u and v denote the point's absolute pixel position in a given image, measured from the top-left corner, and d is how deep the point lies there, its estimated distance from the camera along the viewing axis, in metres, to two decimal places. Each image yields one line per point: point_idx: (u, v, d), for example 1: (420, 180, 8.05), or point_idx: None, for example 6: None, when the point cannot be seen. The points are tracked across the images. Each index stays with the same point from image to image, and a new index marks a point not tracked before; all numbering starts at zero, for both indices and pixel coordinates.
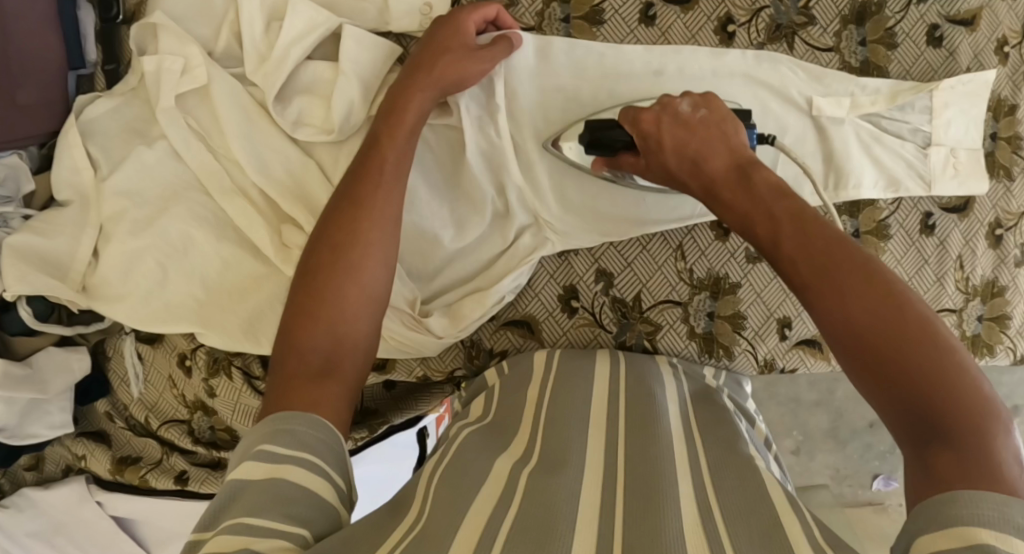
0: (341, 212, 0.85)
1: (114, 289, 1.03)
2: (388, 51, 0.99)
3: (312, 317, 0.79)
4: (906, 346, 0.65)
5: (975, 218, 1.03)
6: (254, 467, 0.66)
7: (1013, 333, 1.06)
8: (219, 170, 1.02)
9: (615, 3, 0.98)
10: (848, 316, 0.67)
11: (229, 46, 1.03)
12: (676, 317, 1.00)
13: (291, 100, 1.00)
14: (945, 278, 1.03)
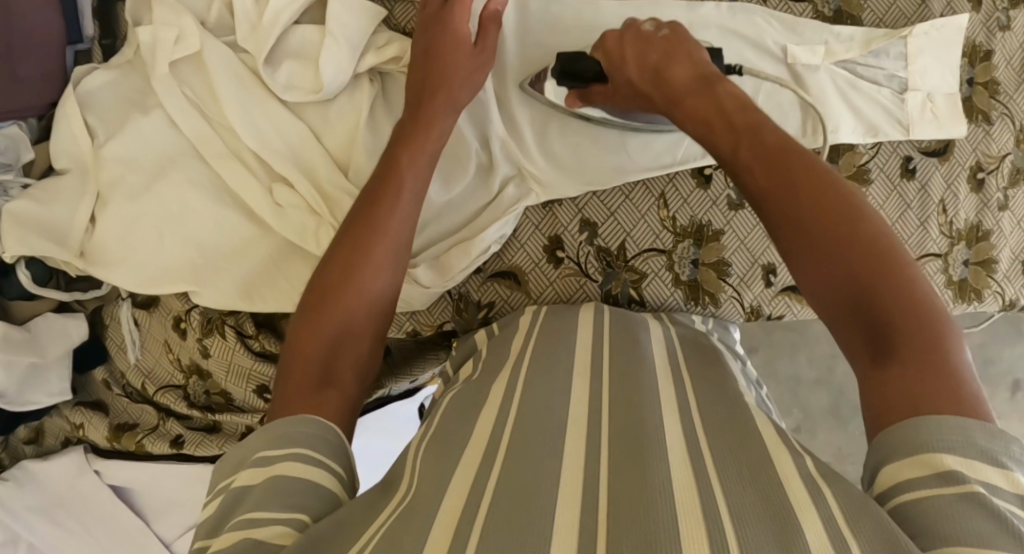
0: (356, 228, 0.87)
1: (112, 254, 1.05)
2: (375, 13, 1.01)
3: (316, 326, 0.81)
4: (867, 271, 0.67)
5: (955, 161, 1.04)
6: (250, 472, 0.68)
7: (1000, 278, 1.07)
8: (212, 135, 1.04)
9: None
10: (815, 246, 0.70)
11: (221, 16, 1.06)
12: (661, 265, 1.01)
13: (279, 64, 1.02)
14: (928, 222, 1.04)
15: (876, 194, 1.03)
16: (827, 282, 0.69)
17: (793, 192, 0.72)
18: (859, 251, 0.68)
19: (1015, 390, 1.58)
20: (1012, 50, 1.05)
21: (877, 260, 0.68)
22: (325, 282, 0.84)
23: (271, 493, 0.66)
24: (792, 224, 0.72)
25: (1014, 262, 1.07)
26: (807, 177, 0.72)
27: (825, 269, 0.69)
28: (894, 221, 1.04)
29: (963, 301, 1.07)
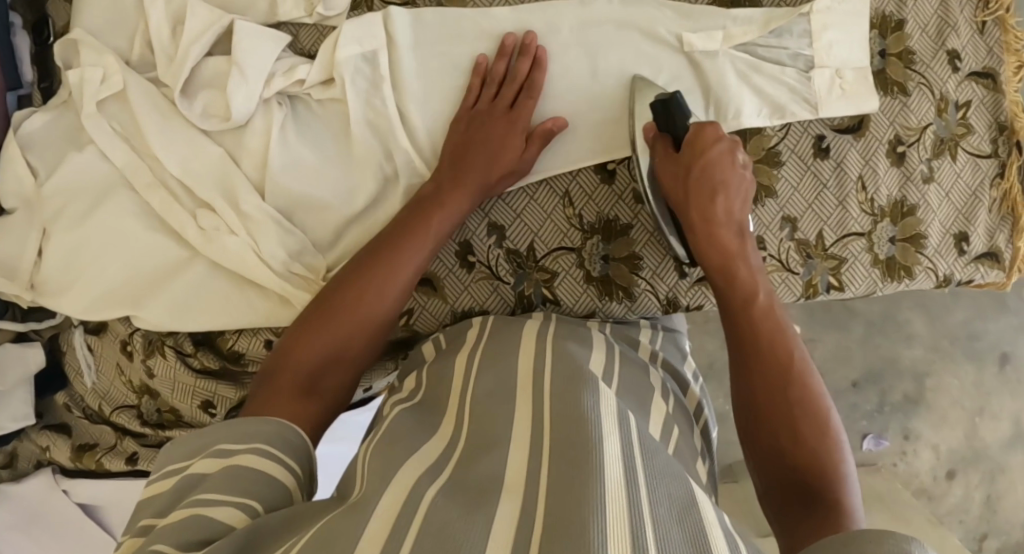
0: (374, 261, 0.93)
1: (59, 284, 1.10)
2: (276, 38, 1.03)
3: (311, 341, 0.88)
4: (811, 445, 0.81)
5: (871, 137, 1.02)
6: (211, 461, 0.74)
7: (931, 253, 1.04)
8: (143, 166, 1.08)
9: None
10: (773, 411, 0.84)
11: (144, 54, 1.10)
12: (571, 263, 1.01)
13: (195, 96, 1.06)
14: (847, 201, 1.02)
15: (789, 175, 1.01)
16: (769, 428, 0.83)
17: (772, 357, 0.86)
18: (812, 428, 0.82)
19: (1004, 364, 1.56)
20: (926, 17, 1.03)
21: (813, 432, 0.82)
22: (328, 301, 0.91)
23: (228, 478, 0.72)
24: (765, 385, 0.85)
25: (945, 236, 1.04)
26: (784, 357, 0.86)
27: (778, 435, 0.83)
28: (811, 203, 1.01)
29: (893, 279, 1.04)
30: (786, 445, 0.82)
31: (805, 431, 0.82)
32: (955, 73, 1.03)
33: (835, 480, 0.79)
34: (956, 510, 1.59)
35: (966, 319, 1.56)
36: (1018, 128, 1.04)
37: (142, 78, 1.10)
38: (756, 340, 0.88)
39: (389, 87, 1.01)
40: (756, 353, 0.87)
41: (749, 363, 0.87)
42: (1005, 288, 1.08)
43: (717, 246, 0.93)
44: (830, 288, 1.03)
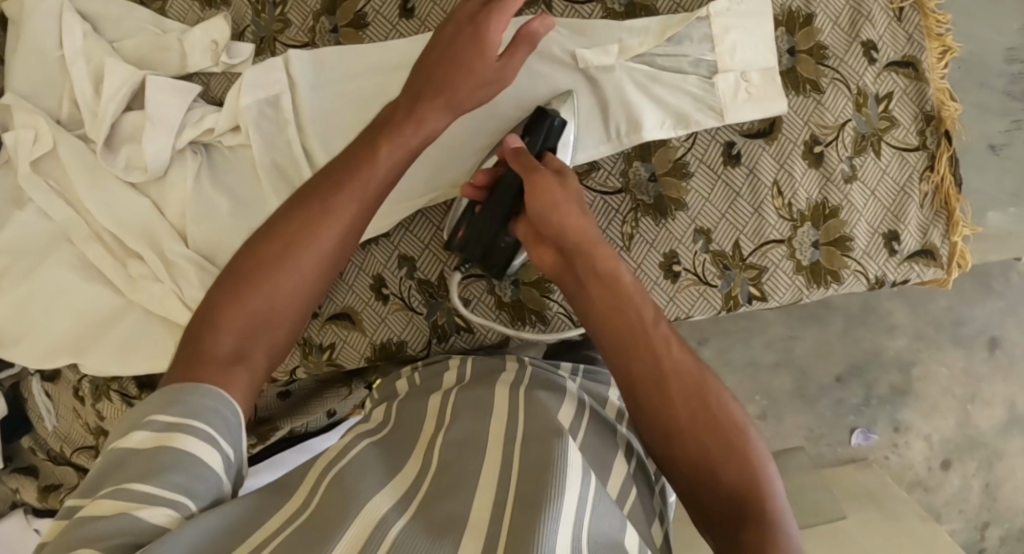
0: (292, 217, 0.80)
1: (6, 342, 1.10)
2: (188, 90, 1.04)
3: (213, 324, 0.76)
4: (719, 473, 0.75)
5: (785, 140, 0.98)
6: (143, 436, 0.68)
7: (859, 255, 1.00)
8: (79, 220, 1.07)
9: (374, 4, 1.01)
10: (682, 440, 0.77)
11: (74, 113, 1.09)
12: (483, 290, 1.00)
13: (119, 149, 1.06)
14: (763, 208, 0.98)
15: (700, 186, 0.98)
16: (681, 465, 0.77)
17: (667, 378, 0.79)
18: (727, 446, 0.76)
19: (993, 349, 1.49)
20: (837, 9, 0.98)
21: (720, 448, 0.76)
22: (234, 274, 0.78)
23: (155, 464, 0.66)
24: (663, 404, 0.78)
25: (873, 235, 1.00)
26: (665, 380, 0.79)
27: (692, 461, 0.76)
28: (724, 212, 0.98)
29: (821, 286, 1.00)
30: (703, 472, 0.76)
31: (724, 456, 0.76)
32: (872, 65, 0.99)
33: (764, 501, 0.74)
34: (955, 500, 1.52)
35: (949, 304, 1.50)
36: (945, 117, 0.99)
37: (75, 136, 1.08)
38: (653, 363, 0.79)
39: (294, 128, 1.02)
40: (647, 374, 0.79)
41: (636, 384, 0.79)
42: (947, 285, 1.03)
43: (602, 262, 0.83)
44: (752, 299, 0.99)
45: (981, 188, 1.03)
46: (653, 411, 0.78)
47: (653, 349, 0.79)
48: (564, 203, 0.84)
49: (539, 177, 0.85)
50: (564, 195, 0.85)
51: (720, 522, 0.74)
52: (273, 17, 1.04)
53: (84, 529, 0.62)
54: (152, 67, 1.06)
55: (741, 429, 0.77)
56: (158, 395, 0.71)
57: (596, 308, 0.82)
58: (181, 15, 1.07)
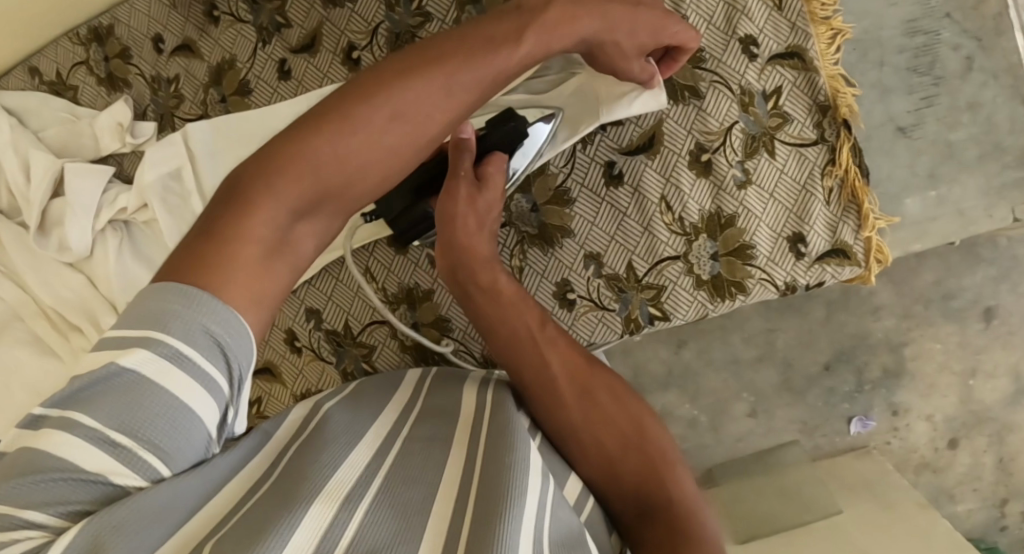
0: (357, 131, 0.72)
1: None
2: (103, 172, 1.07)
3: (265, 185, 0.69)
4: (627, 460, 0.81)
5: (667, 152, 0.95)
6: (154, 364, 0.61)
7: (764, 263, 0.95)
8: (27, 301, 1.11)
9: (254, 70, 1.02)
10: (580, 436, 0.82)
11: (14, 202, 1.12)
12: (386, 335, 1.01)
13: (51, 234, 1.07)
14: (652, 224, 0.95)
15: (583, 211, 0.96)
16: (594, 459, 0.81)
17: (557, 379, 0.85)
18: (620, 435, 0.82)
19: (989, 319, 1.43)
20: (710, 8, 0.95)
21: (630, 434, 0.83)
22: (248, 180, 0.70)
23: (122, 415, 0.60)
24: (557, 404, 0.84)
25: (777, 240, 0.95)
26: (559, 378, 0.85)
27: (589, 456, 0.81)
28: (613, 233, 0.96)
29: (726, 298, 0.96)
30: (599, 466, 0.81)
31: (616, 448, 0.82)
32: (753, 61, 0.94)
33: (663, 485, 0.80)
34: (967, 480, 1.48)
35: (930, 274, 1.44)
36: (841, 105, 0.94)
37: (16, 224, 1.12)
38: (541, 370, 0.86)
39: (198, 200, 1.02)
40: (538, 378, 0.85)
41: (531, 389, 0.85)
42: (870, 282, 0.97)
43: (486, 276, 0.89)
44: (653, 319, 0.96)
45: (892, 173, 0.97)
46: (547, 419, 0.84)
47: (542, 352, 0.86)
48: (467, 216, 0.87)
49: (452, 186, 0.86)
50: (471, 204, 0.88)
51: (626, 512, 0.79)
52: (169, 94, 1.06)
53: (35, 472, 0.58)
54: (72, 154, 1.09)
55: (634, 417, 0.84)
56: (170, 293, 0.63)
57: (488, 325, 0.89)
58: (93, 101, 1.11)
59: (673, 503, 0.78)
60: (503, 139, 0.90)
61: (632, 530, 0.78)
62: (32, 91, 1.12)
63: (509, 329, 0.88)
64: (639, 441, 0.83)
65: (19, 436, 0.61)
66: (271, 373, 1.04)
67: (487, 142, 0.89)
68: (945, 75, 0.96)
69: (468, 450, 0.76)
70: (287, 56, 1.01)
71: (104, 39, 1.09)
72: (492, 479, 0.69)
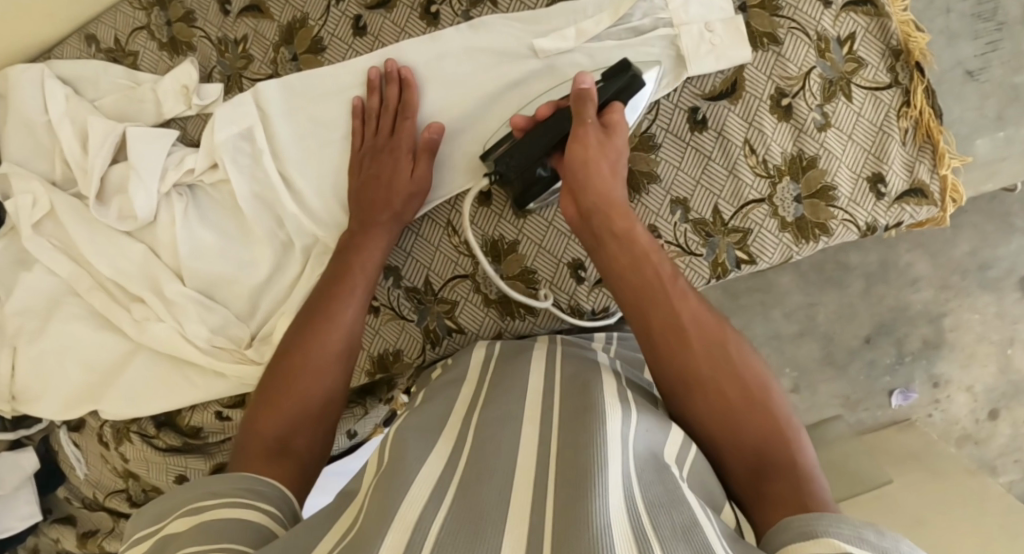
0: (304, 336, 0.90)
1: (29, 392, 1.09)
2: (166, 134, 1.04)
3: (276, 403, 0.85)
4: (751, 420, 0.77)
5: (749, 97, 0.97)
6: (189, 516, 0.69)
7: (845, 204, 0.97)
8: (82, 273, 1.07)
9: (328, 27, 1.02)
10: (705, 386, 0.79)
11: (67, 173, 1.09)
12: (470, 289, 0.99)
13: (110, 203, 1.05)
14: (737, 167, 0.96)
15: (669, 156, 0.97)
16: (720, 414, 0.78)
17: (688, 329, 0.82)
18: (747, 397, 0.78)
19: None
20: None
21: (754, 397, 0.78)
22: (261, 408, 0.85)
23: (197, 532, 0.67)
24: (682, 354, 0.81)
25: (857, 181, 0.97)
26: (687, 326, 0.82)
27: (711, 410, 0.78)
28: (698, 178, 0.97)
29: (810, 240, 0.97)
30: (718, 418, 0.78)
31: (740, 402, 0.78)
32: (829, 8, 0.97)
33: (785, 444, 0.75)
34: (1009, 451, 1.52)
35: (966, 246, 1.47)
36: (913, 49, 0.96)
37: (71, 196, 1.09)
38: (670, 316, 0.83)
39: (270, 158, 1.01)
40: (667, 326, 0.83)
41: (654, 338, 0.83)
42: (944, 224, 1.00)
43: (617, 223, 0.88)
44: (740, 264, 0.97)
45: (963, 115, 0.99)
46: (676, 366, 0.81)
47: (672, 301, 0.84)
48: (597, 160, 0.90)
49: (583, 130, 0.89)
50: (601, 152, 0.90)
51: (741, 472, 0.76)
52: (236, 55, 1.04)
53: None
54: (132, 119, 1.07)
55: (762, 376, 0.80)
56: (188, 495, 0.71)
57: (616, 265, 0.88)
58: (153, 66, 1.08)
59: (793, 464, 0.74)
60: (618, 91, 0.92)
61: (747, 486, 0.75)
62: (89, 59, 1.09)
63: (639, 272, 0.86)
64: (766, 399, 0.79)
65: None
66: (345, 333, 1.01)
67: (608, 93, 0.92)
68: (1008, 21, 0.99)
69: (544, 425, 0.75)
70: (363, 12, 1.01)
71: (167, 4, 1.07)
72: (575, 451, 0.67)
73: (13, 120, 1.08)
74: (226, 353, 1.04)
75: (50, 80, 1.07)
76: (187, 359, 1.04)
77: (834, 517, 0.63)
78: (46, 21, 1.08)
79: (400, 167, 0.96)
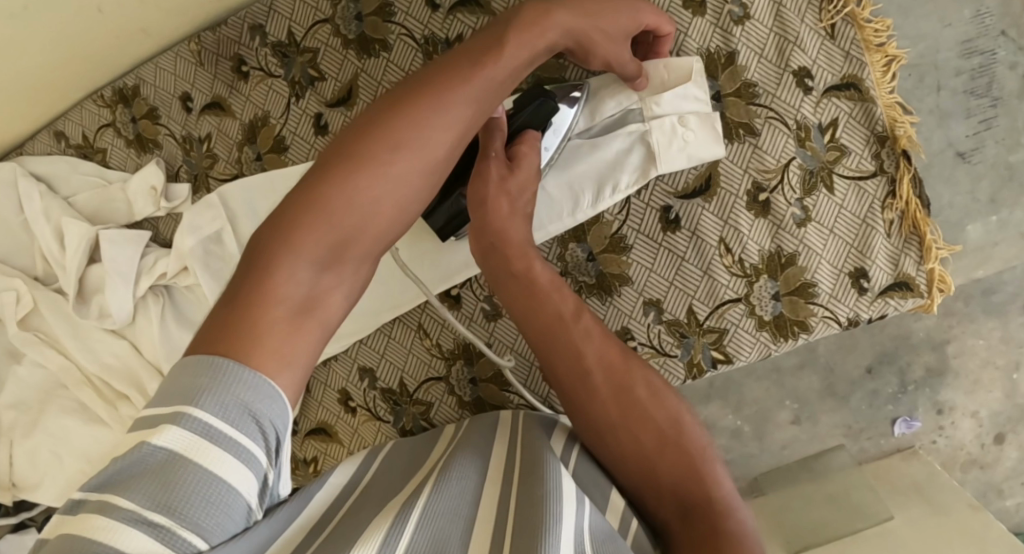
0: (360, 145, 0.72)
1: (27, 477, 1.11)
2: (138, 236, 1.04)
3: (312, 207, 0.69)
4: (660, 462, 0.76)
5: (724, 194, 0.93)
6: (173, 436, 0.57)
7: (826, 299, 0.94)
8: (70, 367, 1.09)
9: (290, 125, 1.00)
10: (615, 430, 0.78)
11: (48, 268, 1.10)
12: (443, 391, 0.99)
13: (91, 302, 1.06)
14: (712, 267, 0.93)
15: (641, 258, 0.94)
16: (631, 459, 0.77)
17: (593, 371, 0.80)
18: (657, 431, 0.77)
19: None
20: (761, 40, 0.92)
21: (666, 432, 0.77)
22: (277, 232, 0.68)
23: (168, 484, 0.56)
24: (590, 399, 0.79)
25: (839, 276, 0.93)
26: (587, 371, 0.80)
27: (625, 453, 0.77)
28: (672, 279, 0.94)
29: (788, 337, 0.94)
30: (633, 460, 0.76)
31: (652, 444, 0.76)
32: (809, 94, 0.92)
33: (701, 481, 0.75)
34: (1016, 474, 1.30)
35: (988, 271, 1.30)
36: (900, 135, 0.91)
37: (53, 289, 1.09)
38: (574, 360, 0.81)
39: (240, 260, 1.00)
40: (575, 375, 0.80)
41: (566, 386, 0.81)
42: (933, 312, 0.95)
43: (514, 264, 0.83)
44: (717, 363, 0.95)
45: (953, 201, 0.95)
46: (585, 414, 0.79)
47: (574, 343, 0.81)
48: (497, 199, 0.83)
49: (483, 165, 0.82)
50: (502, 188, 0.83)
51: (662, 509, 0.75)
52: (202, 153, 1.03)
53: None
54: (106, 220, 1.07)
55: (673, 412, 0.78)
56: (199, 367, 0.60)
57: (520, 311, 0.84)
58: (123, 163, 1.08)
59: (708, 502, 0.73)
60: (530, 117, 0.86)
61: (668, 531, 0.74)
62: (60, 155, 1.09)
63: (543, 315, 0.82)
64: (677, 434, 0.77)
65: (59, 519, 0.57)
66: (326, 430, 1.02)
67: (518, 120, 0.86)
68: (1003, 96, 0.93)
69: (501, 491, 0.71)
70: (323, 110, 0.98)
71: (130, 100, 1.06)
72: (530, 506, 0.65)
73: None
74: None
75: (24, 179, 1.07)
76: None
77: None
78: (16, 124, 1.07)
79: (580, 11, 0.79)
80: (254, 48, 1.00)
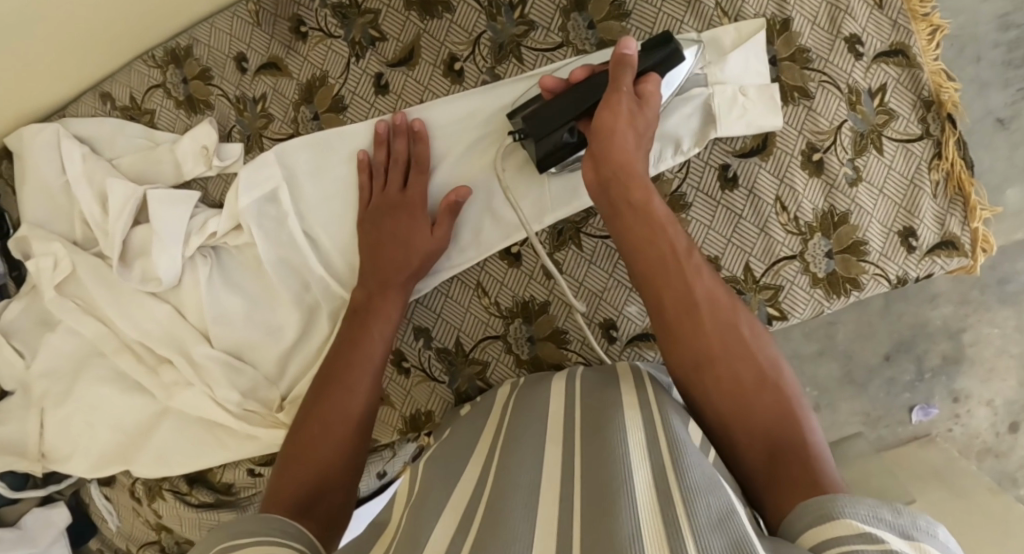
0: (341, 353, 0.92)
1: (59, 449, 1.07)
2: (189, 198, 1.02)
3: (312, 412, 0.88)
4: (759, 395, 0.76)
5: (780, 153, 0.96)
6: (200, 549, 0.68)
7: (876, 258, 0.97)
8: (106, 333, 1.05)
9: (349, 85, 1.01)
10: (715, 362, 0.78)
11: (87, 232, 1.07)
12: (500, 350, 0.99)
13: (132, 264, 1.03)
14: (768, 226, 0.96)
15: (700, 216, 0.96)
16: (729, 394, 0.76)
17: (700, 308, 0.80)
18: (757, 372, 0.77)
19: None
20: (814, 8, 0.95)
21: (766, 377, 0.77)
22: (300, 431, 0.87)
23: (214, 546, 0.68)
24: (696, 328, 0.79)
25: (889, 235, 0.97)
26: (695, 304, 0.80)
27: (722, 387, 0.77)
28: (729, 236, 0.96)
29: (841, 295, 0.97)
30: (731, 394, 0.76)
31: (751, 383, 0.76)
32: (860, 60, 0.96)
33: (796, 425, 0.74)
34: None
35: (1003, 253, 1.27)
36: (945, 100, 0.95)
37: (92, 254, 1.06)
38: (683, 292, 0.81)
39: (295, 218, 1.00)
40: (682, 303, 0.81)
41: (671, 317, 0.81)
42: (976, 273, 0.98)
43: (636, 194, 0.85)
44: (772, 319, 0.97)
45: (993, 165, 1.01)
46: (688, 342, 0.79)
47: (684, 273, 0.82)
48: (623, 130, 0.85)
49: (614, 96, 0.86)
50: (630, 121, 0.86)
51: (751, 449, 0.74)
52: (256, 114, 1.03)
53: None
54: (150, 181, 1.05)
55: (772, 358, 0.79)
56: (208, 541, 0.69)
57: (629, 235, 0.85)
58: (171, 124, 1.07)
59: (803, 445, 0.72)
60: (658, 63, 0.89)
61: (753, 474, 0.73)
62: (105, 117, 1.08)
63: (653, 247, 0.83)
64: (776, 378, 0.77)
65: None
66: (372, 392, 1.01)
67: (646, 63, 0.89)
68: None
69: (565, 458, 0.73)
70: (384, 70, 1.00)
71: (182, 61, 1.05)
72: (600, 470, 0.66)
73: (30, 183, 1.06)
74: (257, 414, 1.03)
75: (68, 140, 1.05)
76: (216, 421, 1.04)
77: (851, 499, 0.63)
78: (60, 86, 1.06)
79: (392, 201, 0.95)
80: (314, 9, 1.01)
